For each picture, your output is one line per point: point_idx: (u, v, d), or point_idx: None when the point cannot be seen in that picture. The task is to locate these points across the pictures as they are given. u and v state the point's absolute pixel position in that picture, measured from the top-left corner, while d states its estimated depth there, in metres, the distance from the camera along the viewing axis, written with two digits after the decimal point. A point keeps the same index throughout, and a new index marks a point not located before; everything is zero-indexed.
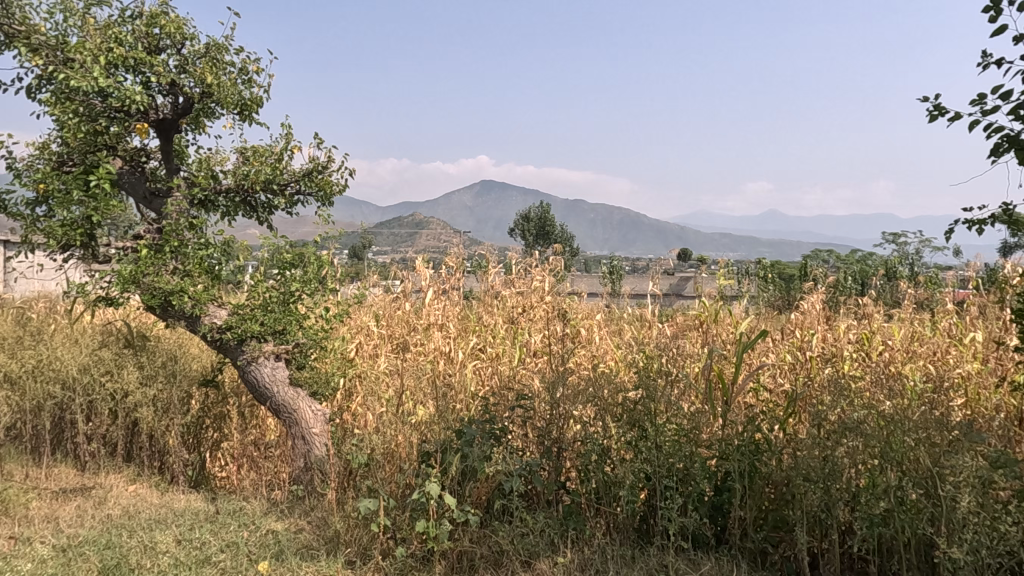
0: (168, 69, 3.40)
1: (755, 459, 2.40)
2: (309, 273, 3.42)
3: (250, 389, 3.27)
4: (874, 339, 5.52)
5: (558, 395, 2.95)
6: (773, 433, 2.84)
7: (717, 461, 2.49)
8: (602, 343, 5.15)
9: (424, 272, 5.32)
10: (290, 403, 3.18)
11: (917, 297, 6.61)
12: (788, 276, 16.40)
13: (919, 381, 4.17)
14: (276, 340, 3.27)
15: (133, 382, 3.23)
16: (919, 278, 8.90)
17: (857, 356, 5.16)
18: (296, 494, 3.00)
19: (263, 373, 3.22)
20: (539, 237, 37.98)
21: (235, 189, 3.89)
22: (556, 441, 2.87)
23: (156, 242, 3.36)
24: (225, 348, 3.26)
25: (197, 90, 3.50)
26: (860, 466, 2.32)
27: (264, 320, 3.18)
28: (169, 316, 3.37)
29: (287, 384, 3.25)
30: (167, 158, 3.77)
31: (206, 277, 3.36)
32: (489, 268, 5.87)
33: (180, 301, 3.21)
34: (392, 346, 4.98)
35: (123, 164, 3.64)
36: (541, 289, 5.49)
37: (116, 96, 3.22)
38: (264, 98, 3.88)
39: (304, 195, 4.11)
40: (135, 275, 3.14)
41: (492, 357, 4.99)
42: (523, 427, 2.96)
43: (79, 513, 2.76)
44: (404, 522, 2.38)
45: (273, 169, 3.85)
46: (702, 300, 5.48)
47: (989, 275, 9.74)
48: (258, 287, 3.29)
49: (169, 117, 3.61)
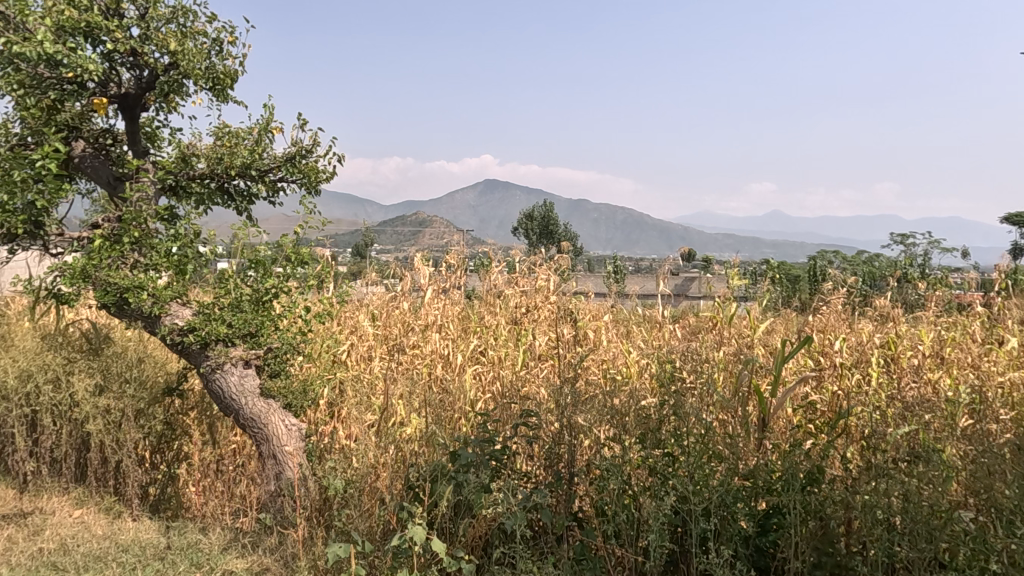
0: (128, 35, 2.92)
1: (808, 496, 2.03)
2: (288, 270, 3.06)
3: (215, 400, 2.84)
4: (901, 342, 5.12)
5: (569, 410, 2.57)
6: (820, 458, 2.44)
7: (762, 496, 2.11)
8: (611, 348, 4.76)
9: (423, 270, 4.94)
10: (261, 416, 2.76)
11: (942, 298, 6.26)
12: (794, 277, 16.07)
13: (963, 392, 3.76)
14: (247, 344, 2.87)
15: (82, 391, 2.86)
16: (937, 277, 8.51)
17: (885, 362, 4.82)
18: (264, 524, 2.59)
19: (230, 382, 2.79)
20: (543, 236, 37.52)
21: (209, 174, 3.53)
22: (568, 467, 2.49)
23: (113, 231, 2.95)
24: (188, 354, 2.85)
25: (163, 60, 3.05)
26: (938, 507, 1.95)
27: (233, 321, 2.80)
28: (126, 317, 2.96)
29: (258, 396, 2.82)
30: (133, 139, 3.39)
31: (172, 272, 2.98)
32: (492, 266, 5.57)
33: (137, 299, 2.80)
34: (386, 348, 4.58)
35: (86, 147, 3.38)
36: (546, 288, 5.12)
37: (65, 64, 2.77)
38: (242, 73, 3.41)
39: (287, 180, 3.69)
40: (86, 269, 2.76)
41: (495, 362, 4.59)
42: (527, 448, 2.59)
43: (7, 548, 2.40)
44: (383, 569, 1.98)
45: (251, 152, 3.51)
46: (717, 302, 5.23)
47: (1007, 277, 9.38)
48: (226, 284, 2.93)
49: (133, 93, 3.18)
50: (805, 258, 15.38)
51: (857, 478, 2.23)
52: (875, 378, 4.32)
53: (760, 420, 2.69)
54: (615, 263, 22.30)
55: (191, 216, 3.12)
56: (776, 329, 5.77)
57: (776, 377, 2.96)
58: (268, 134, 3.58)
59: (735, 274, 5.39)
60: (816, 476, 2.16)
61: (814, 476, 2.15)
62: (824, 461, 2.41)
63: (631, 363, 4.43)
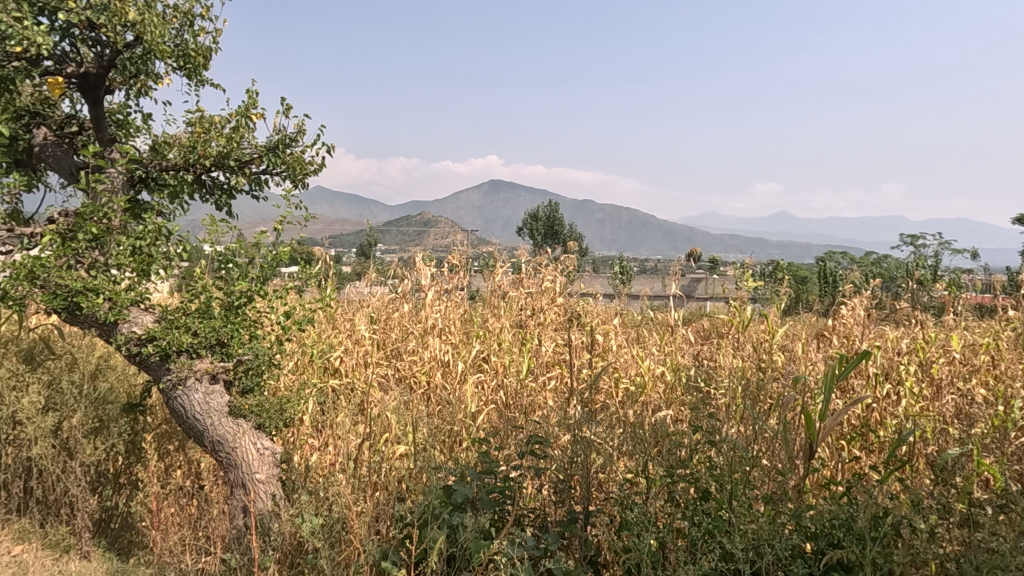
0: (84, 5, 2.58)
1: (877, 546, 1.72)
2: (265, 273, 2.73)
3: (178, 421, 2.51)
4: (930, 348, 4.79)
5: (581, 435, 2.23)
6: (880, 495, 2.10)
7: (820, 545, 1.79)
8: (623, 354, 4.40)
9: (424, 270, 4.65)
10: (228, 440, 2.42)
11: (969, 300, 5.92)
12: (802, 279, 15.72)
13: (1011, 406, 3.43)
14: (216, 356, 2.55)
15: (28, 408, 2.55)
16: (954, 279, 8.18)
17: (915, 371, 4.49)
18: (229, 567, 2.26)
19: (193, 401, 2.45)
20: (547, 236, 37.17)
21: (183, 166, 3.19)
22: (578, 503, 2.16)
23: (68, 226, 2.63)
24: (148, 367, 2.54)
25: (125, 34, 2.71)
26: None
27: (198, 329, 2.47)
28: (81, 324, 2.63)
29: (225, 415, 2.49)
30: (100, 125, 3.06)
31: (136, 272, 2.65)
32: (496, 267, 5.26)
33: (91, 304, 2.47)
34: (383, 354, 4.23)
35: (49, 135, 3.11)
36: (552, 290, 4.84)
37: (9, 36, 2.43)
38: (215, 51, 3.07)
39: (270, 173, 3.36)
40: (33, 269, 2.42)
41: (497, 370, 4.19)
42: (532, 479, 2.25)
43: None
44: None
45: (229, 141, 3.17)
46: (734, 304, 4.76)
47: (1019, 278, 9.10)
48: (193, 286, 2.59)
49: (94, 72, 2.85)
50: (815, 260, 15.03)
51: (930, 523, 1.89)
52: (912, 390, 3.96)
53: (807, 448, 2.33)
54: (620, 264, 21.96)
55: (186, 232, 2.89)
56: (795, 334, 5.44)
57: (824, 398, 2.54)
58: (249, 121, 3.25)
59: (752, 275, 5.05)
60: (882, 524, 1.82)
61: (880, 522, 1.81)
62: (886, 499, 2.07)
63: (645, 373, 4.08)
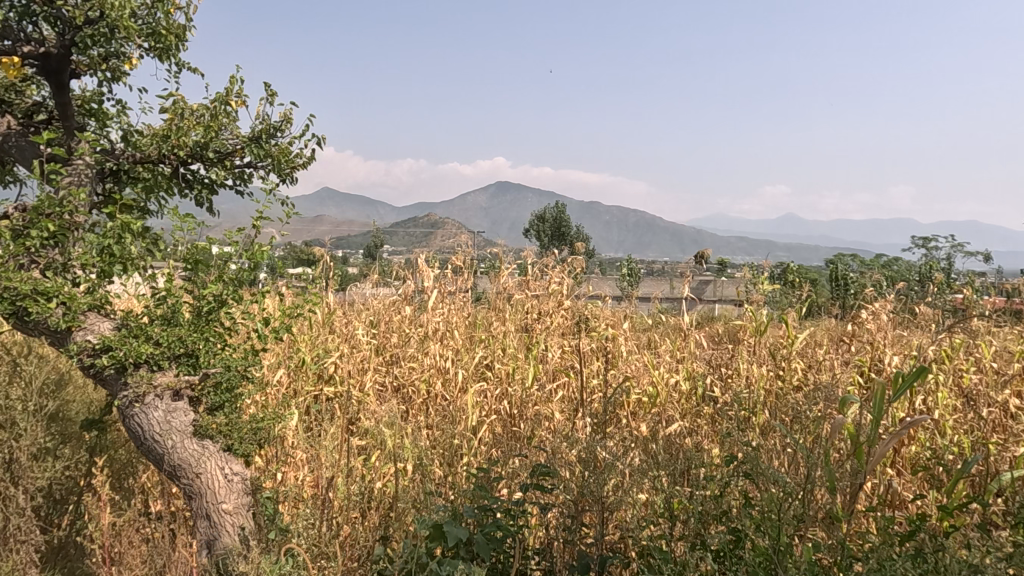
0: None
1: None
2: (240, 275, 2.46)
3: (137, 442, 2.26)
4: (962, 356, 4.48)
5: (592, 463, 1.94)
6: (947, 541, 1.80)
7: None
8: (635, 362, 4.12)
9: (427, 270, 4.36)
10: (190, 465, 2.17)
11: (998, 304, 5.60)
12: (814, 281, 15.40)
13: None
14: (182, 369, 2.29)
15: None
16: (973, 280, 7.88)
17: (950, 381, 4.18)
18: None
19: (151, 420, 2.20)
20: (554, 237, 36.91)
21: (157, 159, 2.94)
22: (590, 543, 1.88)
23: (23, 222, 2.36)
24: (105, 381, 2.30)
25: (85, 9, 2.46)
26: None
27: (162, 338, 2.21)
28: (35, 331, 2.37)
29: (188, 437, 2.23)
30: (65, 111, 2.77)
31: (97, 273, 2.38)
32: (499, 269, 4.81)
33: (42, 310, 2.21)
34: (380, 361, 3.95)
35: (13, 123, 2.87)
36: (559, 293, 4.44)
37: None
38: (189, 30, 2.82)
39: (253, 166, 3.11)
40: None
41: (501, 378, 3.91)
42: (537, 513, 1.96)
43: None
44: None
45: (207, 130, 2.91)
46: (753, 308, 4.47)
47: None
48: (159, 291, 2.33)
49: (55, 52, 2.61)
50: (827, 261, 14.70)
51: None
52: (947, 403, 3.66)
53: (855, 480, 2.02)
54: (627, 265, 21.72)
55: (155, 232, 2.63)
56: (816, 339, 5.15)
57: (876, 420, 2.20)
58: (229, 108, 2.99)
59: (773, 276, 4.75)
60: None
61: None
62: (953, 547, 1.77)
63: (659, 382, 3.80)
